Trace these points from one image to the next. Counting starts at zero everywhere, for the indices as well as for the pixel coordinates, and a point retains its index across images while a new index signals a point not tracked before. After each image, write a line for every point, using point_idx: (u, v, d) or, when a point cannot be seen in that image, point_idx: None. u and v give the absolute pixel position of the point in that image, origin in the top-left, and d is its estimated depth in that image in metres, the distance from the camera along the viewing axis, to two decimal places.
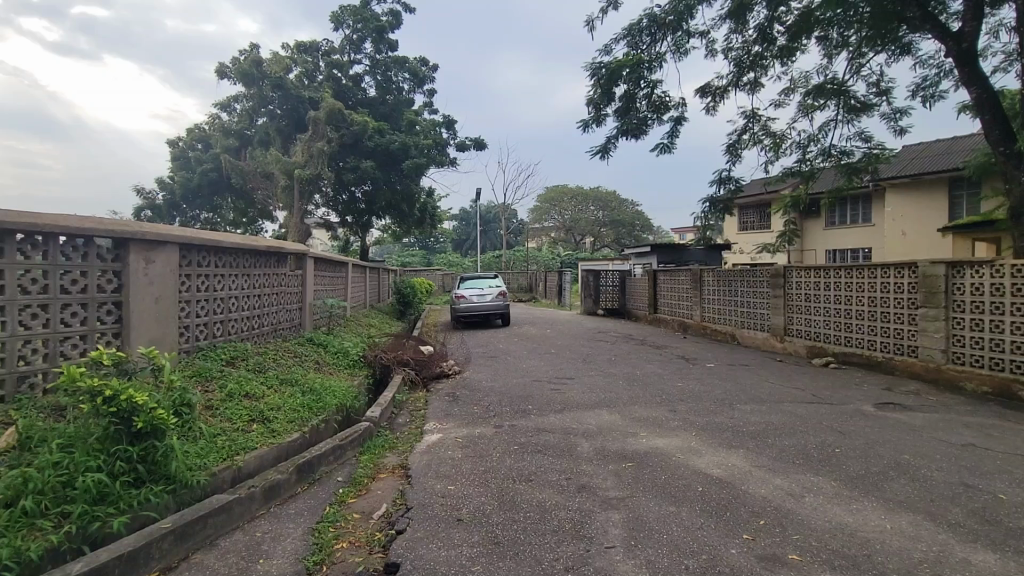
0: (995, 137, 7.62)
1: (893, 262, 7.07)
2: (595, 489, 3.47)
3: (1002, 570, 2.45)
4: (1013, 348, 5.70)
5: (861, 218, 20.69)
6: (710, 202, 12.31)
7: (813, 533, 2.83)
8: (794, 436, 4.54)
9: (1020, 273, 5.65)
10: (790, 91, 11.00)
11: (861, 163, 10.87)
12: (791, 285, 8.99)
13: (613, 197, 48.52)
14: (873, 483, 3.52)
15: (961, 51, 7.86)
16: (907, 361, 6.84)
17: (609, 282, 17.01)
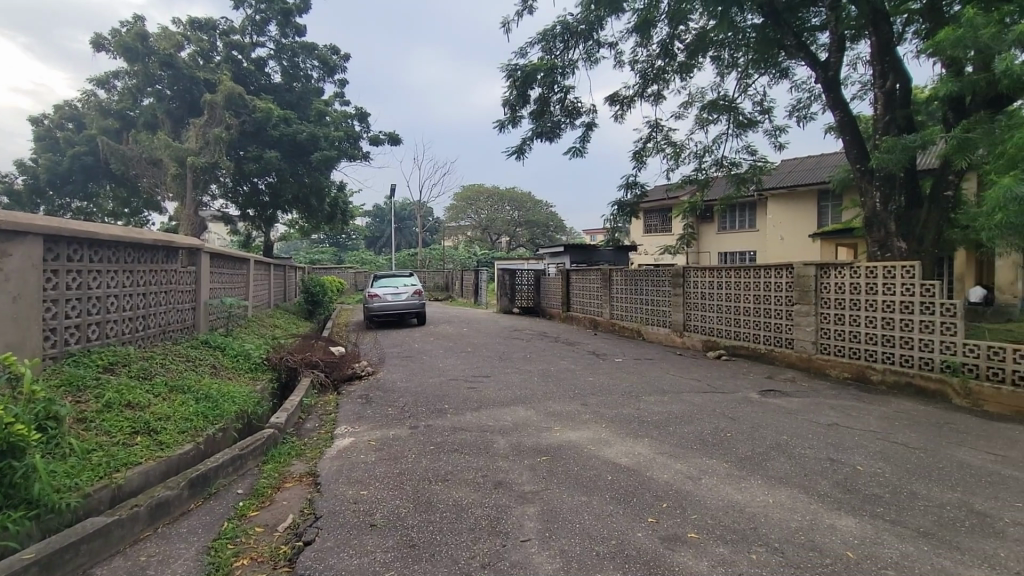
0: (854, 156, 8.73)
1: (774, 264, 7.87)
2: (511, 484, 3.53)
3: (860, 532, 2.82)
4: (867, 339, 6.59)
5: (748, 223, 22.78)
6: (618, 205, 12.93)
7: (708, 512, 3.09)
8: (692, 424, 4.91)
9: (872, 274, 6.53)
10: (688, 104, 11.85)
11: (748, 173, 11.97)
12: (689, 284, 9.70)
13: (528, 198, 49.48)
14: (759, 462, 3.90)
15: (828, 79, 8.93)
16: (785, 352, 7.66)
17: (524, 281, 17.34)
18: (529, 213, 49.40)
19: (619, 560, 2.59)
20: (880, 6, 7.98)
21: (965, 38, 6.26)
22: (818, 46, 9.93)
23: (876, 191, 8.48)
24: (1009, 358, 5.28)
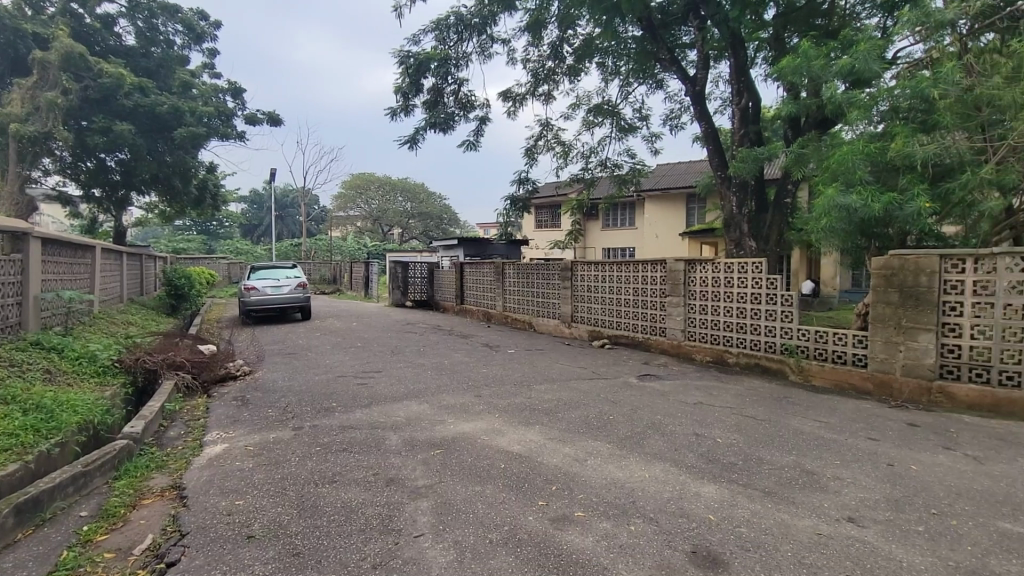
0: (716, 163, 9.74)
1: (651, 259, 8.56)
2: (403, 480, 3.48)
3: (719, 497, 3.20)
4: (726, 326, 7.44)
5: (628, 221, 24.47)
6: (510, 200, 13.16)
7: (592, 491, 3.30)
8: (578, 409, 5.21)
9: (730, 269, 7.37)
10: (576, 106, 12.42)
11: (628, 175, 12.85)
12: (576, 278, 10.22)
13: (421, 190, 48.65)
14: (636, 441, 4.25)
15: (695, 92, 9.86)
16: (659, 340, 8.40)
17: (416, 274, 16.99)
18: (422, 205, 48.52)
19: (512, 545, 2.68)
20: (738, 31, 8.98)
21: (801, 66, 7.40)
22: (688, 63, 10.94)
23: (733, 197, 9.51)
24: (831, 341, 6.28)
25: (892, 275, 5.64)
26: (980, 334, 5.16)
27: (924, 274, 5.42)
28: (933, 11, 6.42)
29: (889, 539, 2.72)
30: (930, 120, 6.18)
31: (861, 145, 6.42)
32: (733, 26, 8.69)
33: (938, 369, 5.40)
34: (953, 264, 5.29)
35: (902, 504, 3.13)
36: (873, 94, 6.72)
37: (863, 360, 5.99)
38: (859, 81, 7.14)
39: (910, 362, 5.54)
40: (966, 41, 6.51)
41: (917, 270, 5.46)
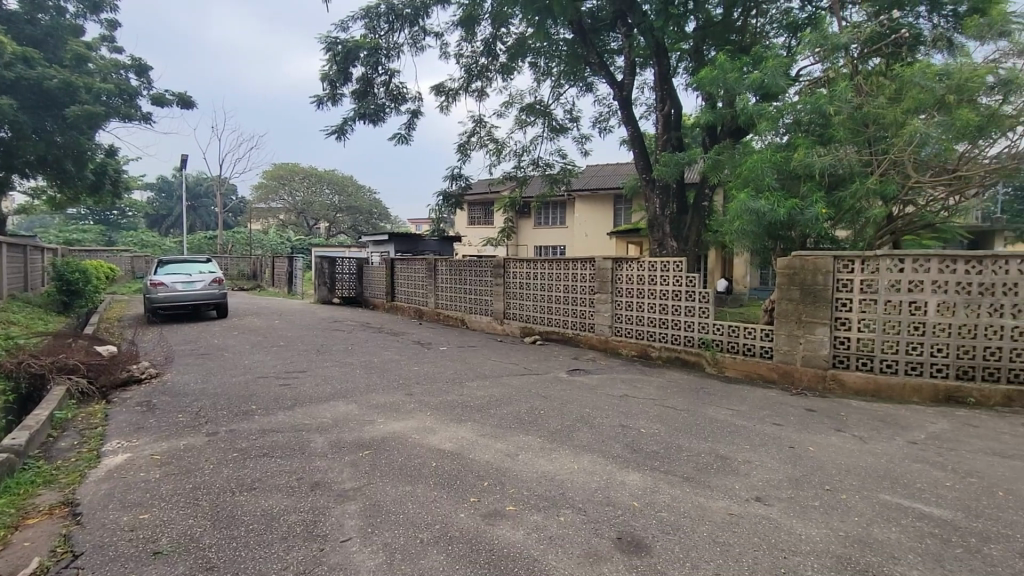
0: (642, 166, 10.17)
1: (580, 257, 8.81)
2: (329, 484, 3.35)
3: (642, 484, 3.36)
4: (650, 322, 7.81)
5: (559, 220, 25.00)
6: (443, 196, 13.02)
7: (523, 485, 3.35)
8: (510, 404, 5.27)
9: (653, 268, 7.75)
10: (509, 104, 12.51)
11: (559, 174, 13.12)
12: (508, 275, 10.30)
13: (350, 183, 46.94)
14: (565, 434, 4.36)
15: (623, 97, 10.24)
16: (588, 336, 8.67)
17: (345, 270, 16.46)
18: (351, 198, 46.86)
19: (443, 543, 2.66)
20: (662, 41, 9.43)
21: (718, 77, 7.94)
22: (616, 68, 11.34)
23: (657, 199, 9.99)
24: (742, 335, 6.77)
25: (794, 273, 6.15)
26: (866, 327, 5.78)
27: (821, 273, 5.97)
28: (830, 34, 7.13)
29: (791, 515, 2.99)
30: (827, 133, 6.82)
31: (769, 154, 6.97)
32: (657, 35, 9.10)
33: (832, 358, 5.98)
34: (843, 264, 5.88)
35: (801, 482, 3.45)
36: (780, 107, 7.30)
37: (769, 352, 6.52)
38: (768, 95, 7.73)
39: (809, 353, 6.09)
40: (857, 64, 7.24)
41: (815, 269, 6.01)
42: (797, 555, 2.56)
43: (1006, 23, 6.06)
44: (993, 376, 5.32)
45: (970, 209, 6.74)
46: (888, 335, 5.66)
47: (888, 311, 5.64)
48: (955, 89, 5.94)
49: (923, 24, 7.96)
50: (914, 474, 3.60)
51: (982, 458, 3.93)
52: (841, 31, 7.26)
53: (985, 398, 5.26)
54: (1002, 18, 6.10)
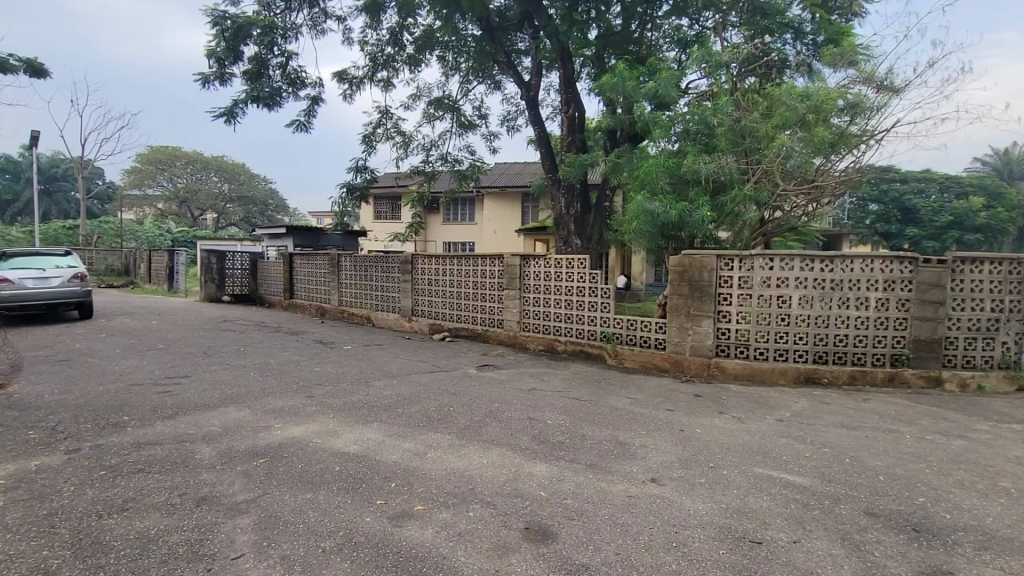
0: (548, 166, 10.47)
1: (489, 254, 8.88)
2: (219, 498, 3.09)
3: (548, 474, 3.48)
4: (556, 317, 8.07)
5: (468, 217, 24.98)
6: (346, 188, 12.45)
7: (432, 484, 3.32)
8: (419, 403, 5.19)
9: (559, 264, 8.01)
10: (416, 97, 12.26)
11: (468, 171, 13.09)
12: (416, 271, 10.11)
13: (241, 171, 43.35)
14: (474, 430, 4.39)
15: (530, 97, 10.46)
16: (496, 332, 8.77)
17: (237, 265, 15.23)
18: (243, 188, 43.26)
19: (348, 550, 2.56)
20: (566, 45, 9.76)
21: (617, 84, 8.40)
22: (522, 68, 11.55)
23: (562, 198, 10.34)
24: (639, 328, 7.23)
25: (684, 271, 6.69)
26: (743, 318, 6.43)
27: (707, 270, 6.54)
28: (714, 52, 7.86)
29: (681, 493, 3.25)
30: (711, 143, 7.47)
31: (662, 159, 7.49)
32: (562, 39, 9.40)
33: (715, 348, 6.58)
34: (725, 262, 6.49)
35: (690, 462, 3.77)
36: (672, 116, 7.89)
37: (663, 343, 7.02)
38: (661, 104, 8.31)
39: (696, 343, 6.64)
40: (736, 81, 8.02)
41: (702, 266, 6.57)
42: (686, 528, 2.79)
43: (853, 55, 7.02)
44: (841, 359, 6.17)
45: (825, 215, 7.75)
46: (760, 325, 6.34)
47: (761, 304, 6.32)
48: (814, 109, 6.78)
49: (790, 50, 8.98)
50: (781, 448, 4.08)
51: (833, 431, 4.55)
52: (723, 49, 7.99)
53: (836, 378, 6.09)
54: (851, 50, 7.07)
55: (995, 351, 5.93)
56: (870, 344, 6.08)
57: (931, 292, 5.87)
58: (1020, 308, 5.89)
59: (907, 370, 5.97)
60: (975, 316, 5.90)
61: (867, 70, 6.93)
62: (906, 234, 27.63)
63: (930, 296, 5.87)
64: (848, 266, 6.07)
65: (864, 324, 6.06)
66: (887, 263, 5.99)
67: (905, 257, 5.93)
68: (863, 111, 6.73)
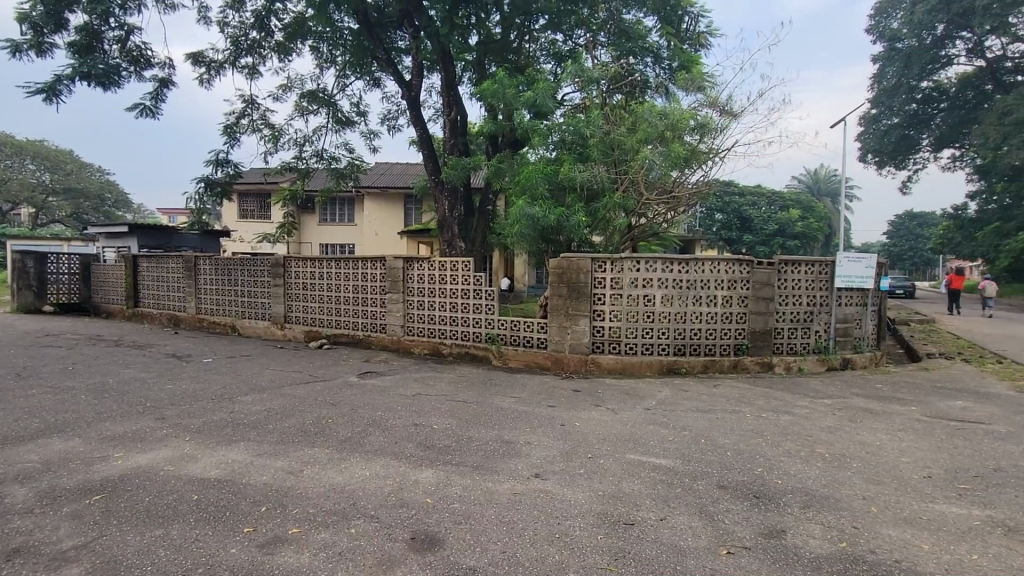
0: (431, 168, 10.35)
1: (369, 257, 8.55)
2: (38, 547, 2.59)
3: (434, 481, 3.44)
4: (440, 320, 8.02)
5: (347, 218, 23.82)
6: (205, 183, 11.18)
7: (310, 502, 3.11)
8: (293, 417, 4.82)
9: (443, 267, 7.96)
10: (287, 88, 11.41)
11: (346, 169, 12.46)
12: (290, 275, 9.41)
13: (66, 159, 36.88)
14: (356, 441, 4.19)
15: (411, 97, 10.28)
16: (379, 337, 8.47)
17: (62, 269, 12.88)
18: (69, 179, 36.78)
19: None
20: (447, 48, 9.76)
21: (498, 91, 8.61)
22: (403, 67, 11.31)
23: (445, 201, 10.30)
24: (522, 328, 7.46)
25: (563, 273, 7.03)
26: (615, 316, 6.92)
27: (582, 272, 6.95)
28: (585, 68, 8.41)
29: (563, 485, 3.41)
30: (585, 153, 7.96)
31: (541, 166, 7.82)
32: (443, 41, 9.39)
33: (591, 345, 7.00)
34: (599, 264, 6.95)
35: (570, 454, 3.97)
36: (549, 126, 8.28)
37: (544, 342, 7.31)
38: (540, 113, 8.67)
39: (574, 341, 7.01)
40: (606, 97, 8.65)
41: (578, 269, 6.96)
42: (567, 519, 2.93)
43: (701, 81, 7.93)
44: (696, 351, 6.92)
45: (681, 222, 8.65)
46: (630, 322, 6.88)
47: (630, 303, 6.87)
48: (671, 127, 7.54)
49: (650, 71, 9.87)
50: (649, 435, 4.47)
51: (691, 415, 5.09)
52: (594, 66, 8.57)
53: (692, 368, 6.82)
54: (699, 76, 7.98)
55: (810, 338, 7.07)
56: (718, 336, 6.90)
57: (764, 289, 6.84)
58: (827, 302, 7.10)
59: (747, 358, 6.89)
60: (796, 309, 6.99)
61: (712, 95, 7.87)
62: (744, 240, 32.09)
63: (763, 293, 6.84)
64: (700, 268, 6.85)
65: (713, 319, 6.87)
66: (730, 265, 6.86)
67: (743, 260, 6.85)
68: (709, 131, 7.65)
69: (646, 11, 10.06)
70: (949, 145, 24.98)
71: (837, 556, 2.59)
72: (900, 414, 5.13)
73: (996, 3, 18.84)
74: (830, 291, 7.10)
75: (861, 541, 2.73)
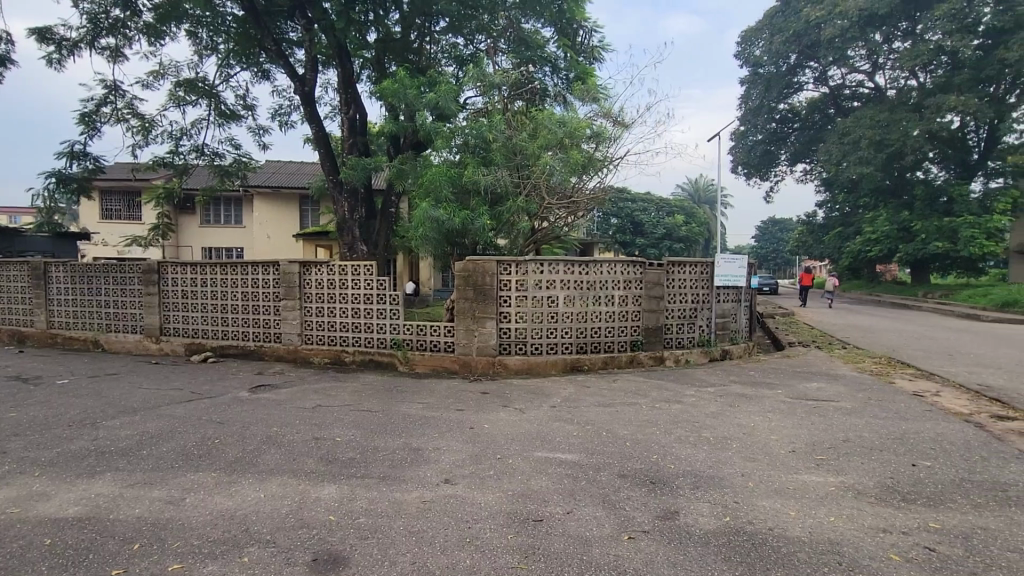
0: (328, 167, 9.83)
1: (261, 261, 7.94)
2: None
3: (338, 496, 3.26)
4: (342, 327, 7.66)
5: (234, 219, 21.95)
6: (56, 178, 9.68)
7: (194, 532, 2.81)
8: (171, 440, 4.32)
9: (343, 271, 7.61)
10: (158, 75, 10.27)
11: (231, 167, 11.46)
12: (167, 282, 8.46)
13: None
14: (248, 461, 3.86)
15: (305, 92, 9.73)
16: (272, 347, 7.88)
17: None
18: None
19: None
20: (344, 43, 9.37)
21: (398, 91, 8.46)
22: (295, 60, 10.66)
23: (344, 202, 9.86)
24: (428, 333, 7.35)
25: (469, 276, 7.04)
26: (520, 318, 7.05)
27: (488, 274, 7.00)
28: (487, 74, 8.53)
29: (473, 488, 3.40)
30: (488, 156, 8.06)
31: (444, 169, 7.78)
32: (339, 36, 8.99)
33: (498, 347, 7.08)
34: (504, 267, 7.04)
35: (480, 457, 3.98)
36: (452, 128, 8.28)
37: (451, 346, 7.26)
38: (442, 115, 8.64)
39: (481, 344, 7.05)
40: (507, 103, 8.82)
41: (483, 271, 7.00)
42: (478, 522, 2.93)
43: (595, 92, 8.36)
44: (596, 348, 7.26)
45: (580, 227, 9.04)
46: (535, 323, 7.05)
47: (534, 304, 7.04)
48: (569, 134, 7.86)
49: (548, 80, 10.18)
50: (555, 432, 4.61)
51: (594, 410, 5.33)
52: (495, 72, 8.70)
53: (594, 365, 7.15)
54: (594, 87, 8.42)
55: (695, 332, 7.74)
56: (615, 334, 7.31)
57: (655, 289, 7.36)
58: (708, 299, 7.81)
59: (642, 352, 7.37)
60: (682, 307, 7.62)
61: (606, 106, 8.33)
62: (637, 243, 34.33)
63: (654, 292, 7.36)
64: (599, 269, 7.21)
65: (611, 318, 7.27)
66: (625, 266, 7.30)
67: (637, 261, 7.32)
68: (604, 140, 8.08)
69: (544, 21, 10.40)
70: (801, 160, 28.55)
71: (723, 530, 2.86)
72: (769, 397, 5.78)
73: (836, 39, 21.97)
74: (710, 289, 7.81)
75: (742, 515, 3.03)
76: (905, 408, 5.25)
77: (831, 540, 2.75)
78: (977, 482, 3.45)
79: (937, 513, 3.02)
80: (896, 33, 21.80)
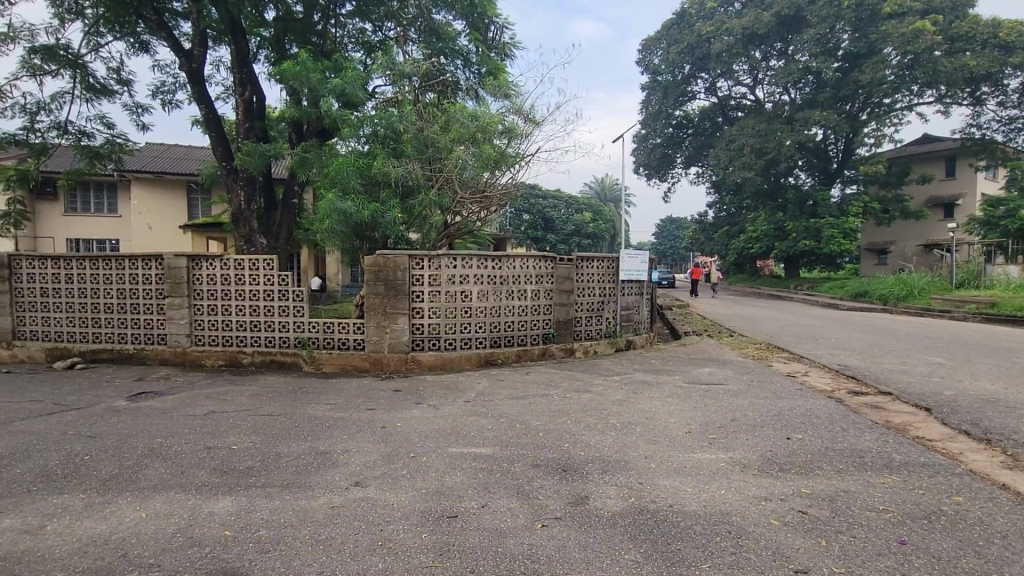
0: (220, 152, 8.97)
1: (140, 254, 7.12)
2: None
3: (234, 509, 3.03)
4: (239, 326, 7.09)
5: (106, 207, 19.50)
6: None
7: (57, 564, 2.47)
8: (27, 460, 3.74)
9: (239, 266, 7.02)
10: (6, 38, 8.80)
11: (103, 148, 10.12)
12: (21, 279, 7.34)
13: None
14: (126, 478, 3.44)
15: (192, 69, 8.83)
16: (156, 350, 7.10)
17: None
18: None
19: None
20: (237, 19, 8.62)
21: (301, 74, 7.98)
22: (181, 33, 9.64)
23: (240, 191, 9.10)
24: (336, 330, 7.01)
25: (380, 270, 6.82)
26: (433, 313, 6.95)
27: (400, 269, 6.83)
28: (396, 62, 8.33)
29: (384, 490, 3.31)
30: (398, 148, 7.86)
31: (352, 159, 7.48)
32: (232, 11, 8.24)
33: (411, 343, 6.92)
34: (416, 262, 6.89)
35: (392, 457, 3.87)
36: (360, 117, 7.97)
37: (361, 344, 6.99)
38: (349, 103, 8.30)
39: (393, 340, 6.87)
40: (418, 94, 8.62)
41: (395, 266, 6.82)
42: (390, 524, 2.86)
43: (507, 89, 8.42)
44: (510, 342, 7.37)
45: (493, 222, 9.06)
46: (448, 318, 6.99)
47: (447, 299, 6.97)
48: (481, 129, 7.85)
49: (460, 74, 10.07)
50: (469, 426, 4.61)
51: (508, 403, 5.39)
52: (405, 61, 8.50)
53: (507, 358, 7.22)
54: (506, 83, 8.47)
55: (603, 324, 8.11)
56: (528, 327, 7.46)
57: (566, 283, 7.61)
58: (614, 293, 8.21)
59: (553, 345, 7.58)
60: (591, 300, 7.93)
61: (517, 103, 8.42)
62: (548, 239, 35.39)
63: (565, 286, 7.61)
64: (512, 264, 7.30)
65: (524, 311, 7.41)
66: (537, 261, 7.48)
67: (548, 256, 7.51)
68: (516, 136, 8.14)
69: (455, 13, 10.25)
70: (695, 164, 30.91)
71: (629, 510, 3.03)
72: (668, 383, 6.24)
73: (723, 53, 23.99)
74: (616, 283, 8.22)
75: (646, 495, 3.23)
76: (782, 388, 5.88)
77: (722, 511, 3.01)
78: (840, 450, 3.95)
79: (809, 479, 3.43)
80: (773, 52, 24.18)
